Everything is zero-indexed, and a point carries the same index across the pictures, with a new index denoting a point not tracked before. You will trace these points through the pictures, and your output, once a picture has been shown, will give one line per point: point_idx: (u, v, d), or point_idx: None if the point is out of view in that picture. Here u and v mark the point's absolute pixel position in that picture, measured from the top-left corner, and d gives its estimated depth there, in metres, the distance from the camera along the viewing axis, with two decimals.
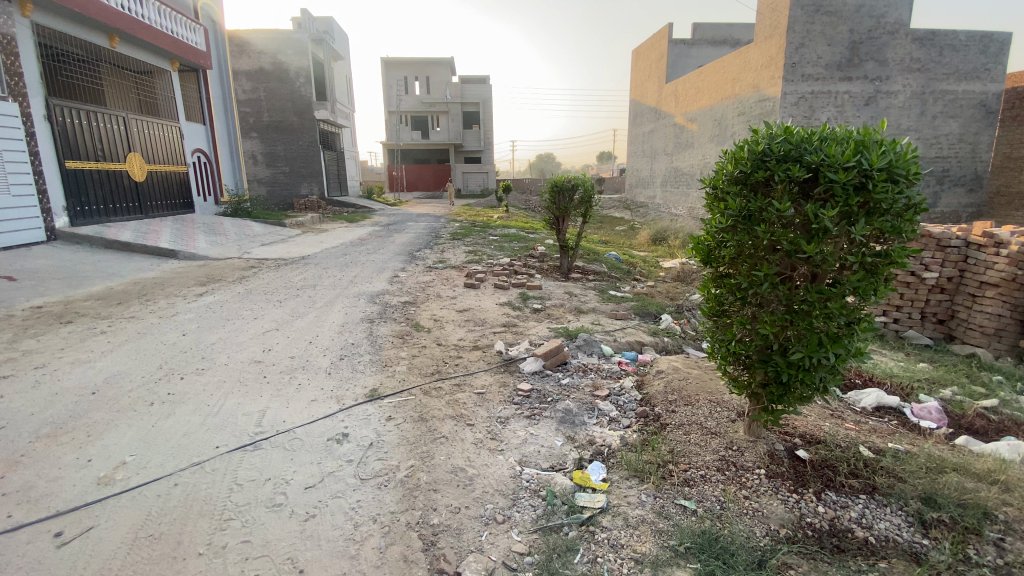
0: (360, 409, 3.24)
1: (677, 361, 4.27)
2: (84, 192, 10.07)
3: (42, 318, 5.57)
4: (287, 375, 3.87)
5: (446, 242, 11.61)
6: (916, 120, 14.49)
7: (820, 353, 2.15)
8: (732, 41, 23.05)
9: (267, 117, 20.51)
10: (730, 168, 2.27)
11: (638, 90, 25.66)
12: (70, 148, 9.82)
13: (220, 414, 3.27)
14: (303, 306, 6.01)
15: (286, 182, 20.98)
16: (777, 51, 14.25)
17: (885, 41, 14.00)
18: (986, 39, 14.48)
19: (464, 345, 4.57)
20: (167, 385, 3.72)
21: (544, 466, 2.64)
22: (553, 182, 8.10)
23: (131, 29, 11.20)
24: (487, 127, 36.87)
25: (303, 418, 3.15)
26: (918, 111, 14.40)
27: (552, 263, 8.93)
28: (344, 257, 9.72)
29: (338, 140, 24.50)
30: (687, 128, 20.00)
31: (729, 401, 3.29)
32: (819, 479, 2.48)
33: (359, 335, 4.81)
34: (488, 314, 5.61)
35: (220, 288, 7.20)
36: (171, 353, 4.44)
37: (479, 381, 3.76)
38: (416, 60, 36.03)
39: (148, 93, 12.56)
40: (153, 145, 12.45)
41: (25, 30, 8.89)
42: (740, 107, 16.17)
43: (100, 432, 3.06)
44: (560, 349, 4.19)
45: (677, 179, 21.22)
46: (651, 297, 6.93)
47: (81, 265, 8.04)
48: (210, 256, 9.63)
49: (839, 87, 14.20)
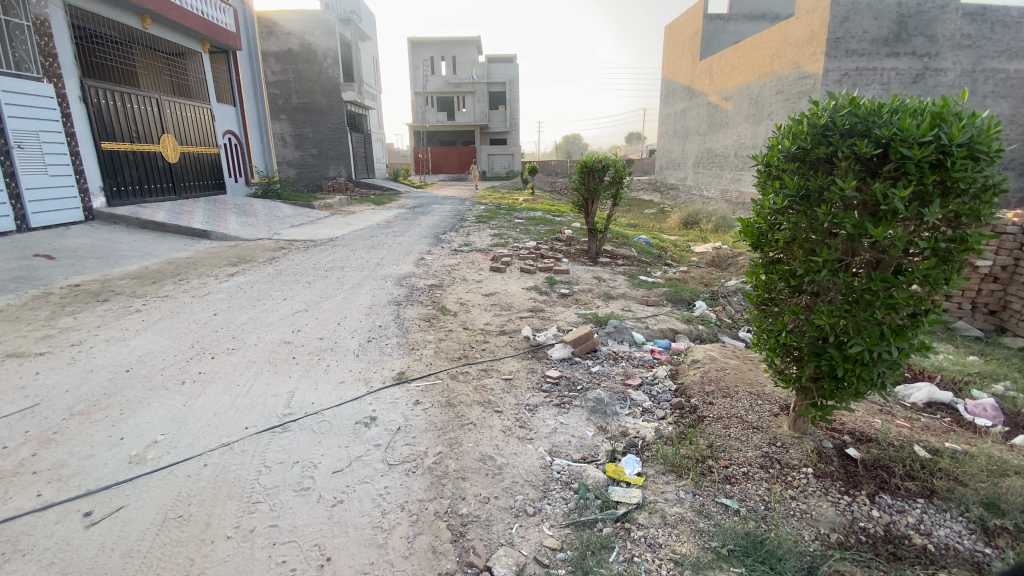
0: (388, 392, 3.20)
1: (714, 350, 4.11)
2: (120, 173, 10.30)
3: (80, 296, 5.72)
4: (315, 357, 3.86)
5: (472, 224, 11.53)
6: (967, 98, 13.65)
7: (881, 347, 1.97)
8: (771, 16, 22.00)
9: (295, 99, 20.63)
10: (786, 144, 2.09)
11: (670, 68, 24.81)
12: (105, 130, 10.03)
13: (249, 394, 3.28)
14: (330, 287, 6.02)
15: (314, 164, 21.16)
16: (819, 25, 13.47)
17: (935, 16, 13.19)
18: None
19: (491, 330, 4.48)
20: (198, 364, 3.76)
21: (576, 457, 2.54)
22: (583, 162, 7.87)
23: (162, 10, 11.30)
24: (513, 107, 36.37)
25: (331, 400, 3.13)
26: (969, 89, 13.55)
27: (579, 247, 8.76)
28: (371, 238, 9.74)
29: (365, 122, 24.51)
30: (721, 107, 19.26)
31: (772, 394, 3.13)
32: (872, 480, 2.32)
33: (385, 317, 4.78)
34: (515, 298, 5.51)
35: (250, 268, 7.28)
36: (202, 332, 4.50)
37: (507, 366, 3.68)
38: (442, 40, 35.67)
39: (180, 74, 12.72)
40: (185, 126, 12.65)
41: (58, 12, 9.03)
42: (778, 85, 15.43)
43: (132, 410, 3.11)
44: (590, 335, 4.06)
45: (709, 161, 20.56)
46: (684, 283, 6.73)
47: (118, 245, 8.25)
48: (241, 237, 9.78)
49: (885, 64, 13.43)
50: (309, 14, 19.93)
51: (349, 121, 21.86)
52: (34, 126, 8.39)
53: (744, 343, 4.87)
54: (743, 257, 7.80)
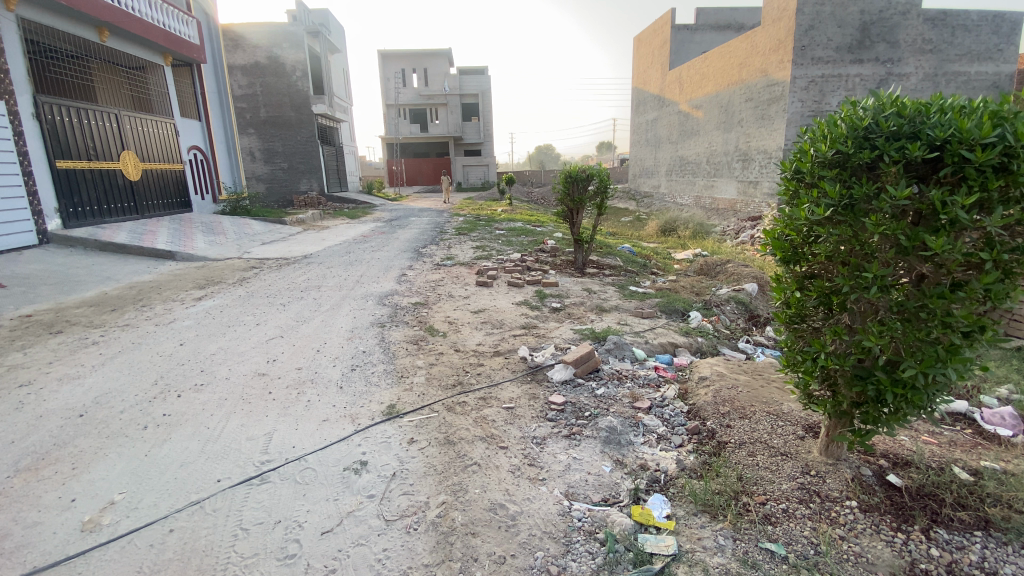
0: (378, 430, 2.88)
1: (720, 365, 3.91)
2: (77, 192, 9.69)
3: (30, 328, 5.21)
4: (294, 391, 3.50)
5: (452, 237, 11.24)
6: None
7: (938, 369, 1.79)
8: (736, 26, 22.49)
9: (264, 113, 20.07)
10: (823, 149, 1.92)
11: (640, 78, 25.11)
12: (61, 148, 9.43)
13: (221, 439, 2.92)
14: (308, 310, 5.64)
15: (285, 178, 20.56)
16: (786, 34, 13.73)
17: (896, 22, 13.62)
18: (998, 19, 14.22)
19: (485, 352, 4.20)
20: (163, 405, 3.37)
21: (597, 499, 2.30)
22: (567, 171, 7.68)
23: (123, 22, 10.78)
24: (487, 118, 36.34)
25: (315, 443, 2.80)
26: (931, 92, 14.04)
27: (565, 258, 8.55)
28: (348, 255, 9.37)
29: (337, 135, 24.03)
30: (693, 115, 19.48)
31: (792, 414, 2.95)
32: (922, 512, 2.14)
33: (370, 342, 4.44)
34: (506, 315, 5.24)
35: (220, 291, 6.84)
36: (167, 366, 4.08)
37: (506, 393, 3.40)
38: (413, 53, 35.48)
39: (141, 89, 12.14)
40: (148, 142, 12.06)
41: (9, 25, 8.48)
42: (748, 93, 15.67)
43: (87, 463, 2.71)
44: (591, 354, 3.81)
45: (682, 168, 20.77)
46: (676, 292, 6.58)
47: (74, 270, 7.68)
48: (209, 257, 9.28)
49: (850, 70, 13.80)
50: (276, 26, 19.48)
51: (320, 135, 21.35)
52: None
53: (746, 354, 4.71)
54: (731, 264, 7.68)
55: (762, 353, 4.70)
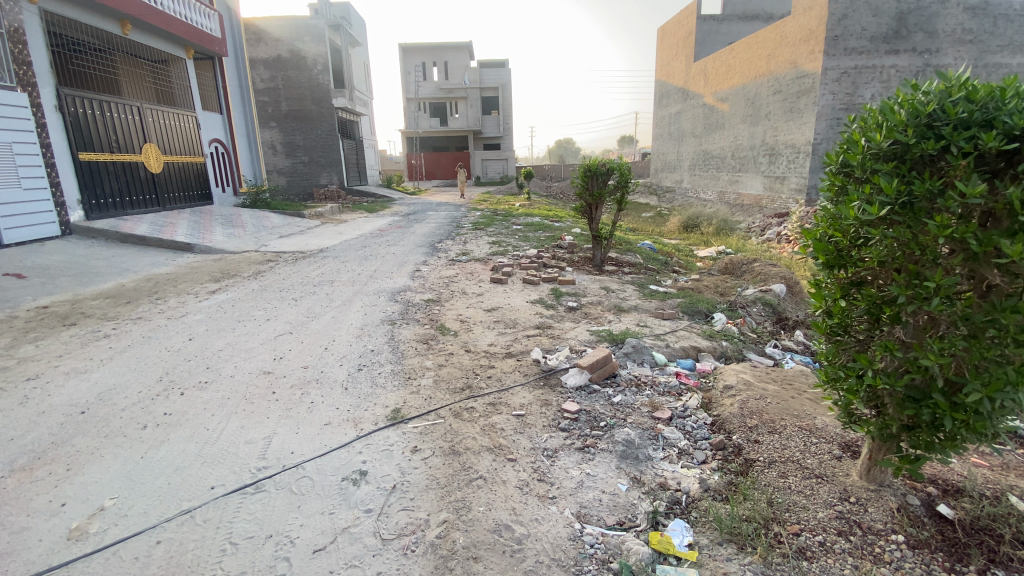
0: (380, 437, 2.74)
1: (746, 372, 3.68)
2: (99, 184, 9.80)
3: (45, 320, 5.22)
4: (298, 392, 3.38)
5: (468, 232, 11.11)
6: None
7: (1009, 394, 1.56)
8: (765, 16, 21.78)
9: (286, 106, 20.18)
10: (877, 138, 1.69)
11: (663, 71, 24.56)
12: (84, 140, 9.53)
13: (219, 442, 2.81)
14: (319, 305, 5.55)
15: (305, 171, 20.68)
16: (817, 23, 13.16)
17: (934, 11, 12.98)
18: None
19: (497, 353, 4.02)
20: (164, 404, 3.28)
21: (611, 522, 2.12)
22: (586, 165, 7.43)
23: (145, 15, 10.84)
24: (507, 112, 36.08)
25: (314, 449, 2.66)
26: None
27: (583, 254, 8.33)
28: (363, 249, 9.29)
29: (357, 129, 24.07)
30: (717, 108, 18.93)
31: (827, 430, 2.73)
32: (980, 551, 1.91)
33: (379, 340, 4.30)
34: (519, 314, 5.06)
35: (234, 284, 6.81)
36: (173, 362, 4.00)
37: (517, 398, 3.22)
38: (434, 46, 35.38)
39: (164, 82, 12.24)
40: (170, 135, 12.17)
41: (33, 18, 8.56)
42: (775, 85, 15.12)
43: (82, 464, 2.63)
44: (608, 359, 3.61)
45: (705, 162, 20.25)
46: (698, 292, 6.32)
47: (94, 261, 7.74)
48: (227, 249, 9.31)
49: (884, 61, 13.20)
50: (297, 20, 19.51)
51: (340, 128, 21.39)
52: (6, 137, 7.88)
53: (774, 360, 4.45)
54: (757, 262, 7.36)
55: (791, 359, 4.44)
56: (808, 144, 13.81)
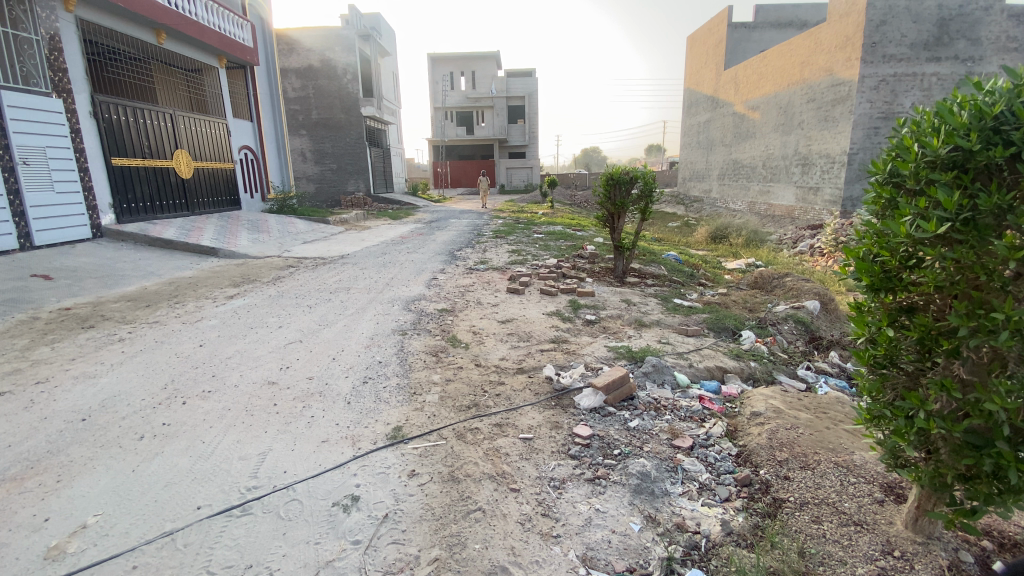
0: (377, 458, 2.59)
1: (775, 399, 3.40)
2: (130, 188, 10.05)
3: (65, 322, 5.28)
4: (299, 405, 3.26)
5: (489, 240, 10.98)
6: None
7: None
8: (799, 23, 21.17)
9: (315, 114, 20.57)
10: (934, 144, 1.46)
11: (692, 80, 24.15)
12: (116, 145, 9.80)
13: (211, 457, 2.71)
14: (332, 313, 5.47)
15: (333, 178, 21.00)
16: (854, 30, 12.69)
17: (978, 18, 12.36)
18: None
19: (508, 368, 3.84)
20: (163, 414, 3.21)
21: (620, 568, 1.92)
22: (609, 174, 7.21)
23: (179, 25, 11.13)
24: (533, 121, 36.08)
25: (308, 469, 2.53)
26: None
27: (604, 265, 8.10)
28: (383, 256, 9.26)
29: (384, 137, 24.36)
30: (748, 117, 18.46)
31: (866, 468, 2.49)
32: None
33: (388, 351, 4.17)
34: (535, 327, 4.87)
35: (253, 289, 6.81)
36: (181, 369, 3.95)
37: (525, 420, 3.02)
38: (462, 56, 35.71)
39: (196, 89, 12.55)
40: (200, 142, 12.46)
41: (69, 26, 8.85)
42: (809, 93, 14.61)
43: (72, 476, 2.55)
44: (625, 379, 3.39)
45: (735, 172, 19.75)
46: (725, 307, 6.02)
47: (121, 264, 7.89)
48: (250, 254, 9.41)
49: (925, 69, 12.60)
50: (328, 30, 19.90)
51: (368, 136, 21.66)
52: (41, 142, 8.12)
53: (806, 385, 4.15)
54: (789, 277, 6.99)
55: (825, 384, 4.14)
56: (843, 154, 13.27)
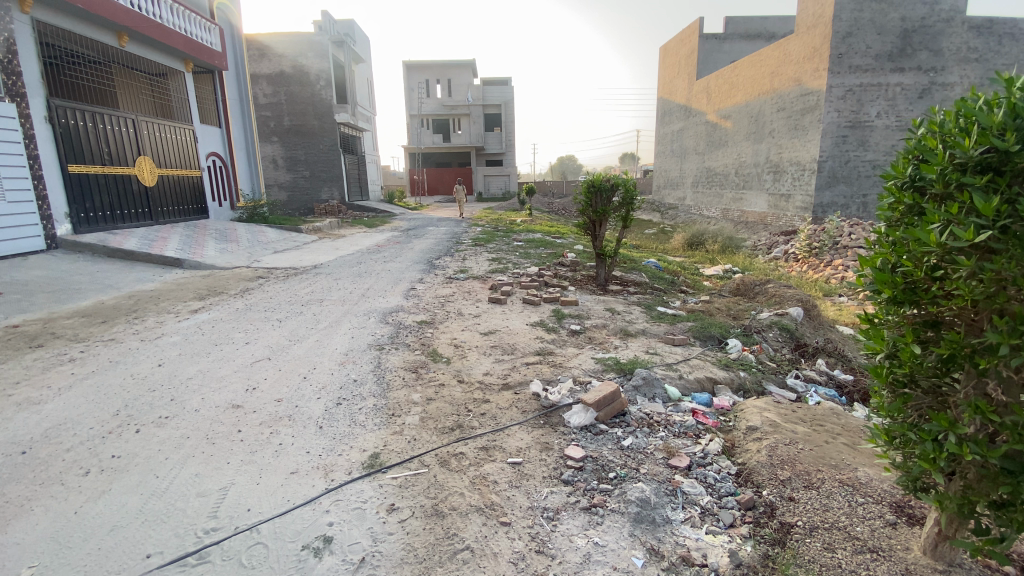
0: (352, 491, 2.36)
1: (770, 411, 3.28)
2: (88, 197, 9.53)
3: (11, 341, 4.86)
4: (266, 431, 2.99)
5: (468, 248, 10.77)
6: None
7: None
8: (767, 35, 21.68)
9: (288, 121, 20.09)
10: (966, 146, 1.34)
11: (666, 89, 24.49)
12: (74, 152, 9.29)
13: (166, 494, 2.44)
14: (304, 327, 5.17)
15: (306, 186, 20.50)
16: (822, 42, 13.01)
17: (940, 30, 12.77)
18: None
19: (492, 385, 3.64)
20: (114, 444, 2.90)
21: None
22: (590, 181, 7.10)
23: (143, 28, 10.67)
24: (509, 128, 36.09)
25: (274, 506, 2.29)
26: None
27: (586, 273, 7.99)
28: (358, 265, 8.96)
29: (359, 144, 23.96)
30: (720, 126, 18.74)
31: (872, 486, 2.37)
32: None
33: (363, 368, 3.92)
34: (519, 339, 4.68)
35: (219, 303, 6.45)
36: (136, 393, 3.62)
37: (513, 441, 2.83)
38: (437, 63, 35.55)
39: (161, 94, 12.05)
40: (165, 148, 11.95)
41: (24, 28, 8.37)
42: (779, 103, 14.90)
43: (4, 521, 2.25)
44: (616, 395, 3.22)
45: (708, 179, 20.03)
46: (709, 315, 5.94)
47: (77, 277, 7.41)
48: (217, 265, 9.00)
49: (890, 80, 12.96)
50: (300, 36, 19.50)
51: (342, 143, 21.26)
52: None
53: (797, 395, 4.06)
54: (771, 284, 6.98)
55: (816, 394, 4.06)
56: (814, 162, 13.54)
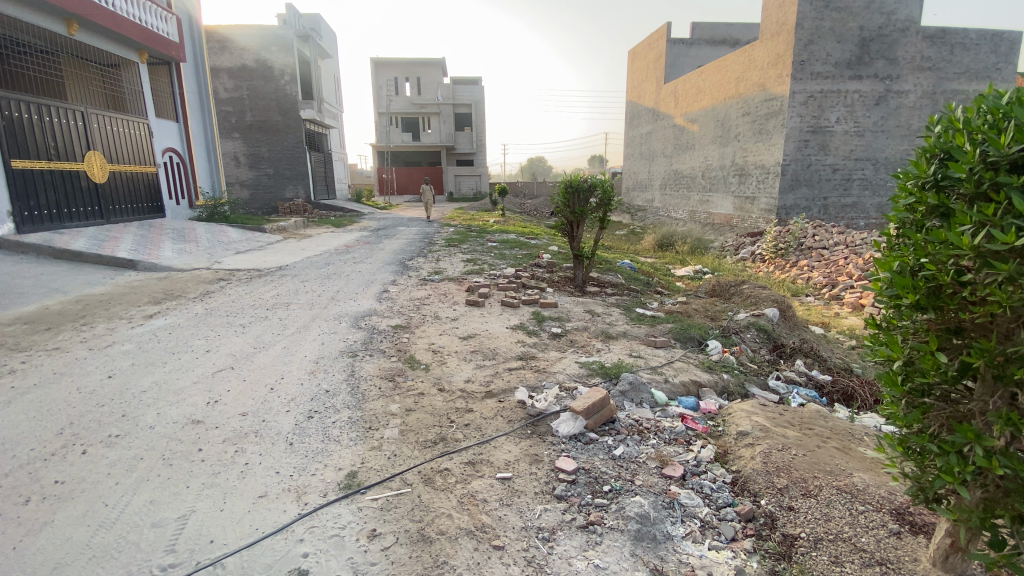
0: (329, 515, 2.17)
1: (759, 415, 3.23)
2: (32, 193, 8.87)
3: None
4: (230, 450, 2.74)
5: (441, 249, 10.54)
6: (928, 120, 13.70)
7: None
8: (732, 41, 22.14)
9: (250, 117, 19.33)
10: (1003, 144, 1.32)
11: (635, 92, 24.77)
12: (16, 146, 8.64)
13: (116, 525, 2.18)
14: (270, 333, 4.87)
15: (270, 184, 19.77)
16: (785, 48, 13.37)
17: (895, 39, 13.28)
18: (996, 38, 13.83)
19: (475, 393, 3.47)
20: (56, 468, 2.59)
21: None
22: (567, 181, 7.00)
23: (94, 15, 9.98)
24: (480, 128, 35.84)
25: (242, 535, 2.07)
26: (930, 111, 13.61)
27: (563, 275, 7.89)
28: (327, 267, 8.61)
29: (325, 142, 23.28)
30: (688, 129, 19.05)
31: (870, 493, 2.33)
32: None
33: (336, 377, 3.69)
34: (499, 343, 4.52)
35: (177, 307, 6.05)
36: (83, 408, 3.28)
37: (501, 455, 2.68)
38: (406, 61, 34.98)
39: (113, 86, 11.34)
40: (118, 143, 11.26)
41: None
42: (745, 107, 15.23)
43: None
44: (605, 402, 3.10)
45: (676, 182, 20.33)
46: (688, 316, 5.93)
47: (18, 279, 6.85)
48: (174, 266, 8.49)
49: (849, 86, 13.40)
50: (262, 29, 18.80)
51: (307, 140, 20.60)
52: None
53: (779, 397, 4.04)
54: (746, 284, 7.04)
55: (797, 395, 4.06)
56: (778, 165, 13.89)
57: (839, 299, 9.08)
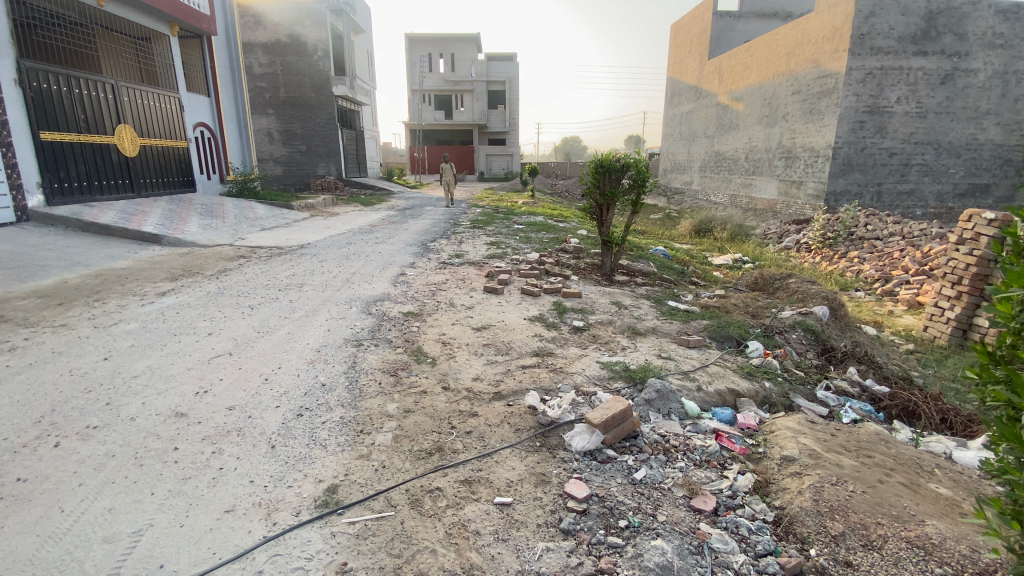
0: (296, 541, 1.89)
1: (806, 436, 2.77)
2: (63, 166, 8.94)
3: None
4: (207, 450, 2.49)
5: (465, 230, 10.20)
6: (997, 103, 12.44)
7: None
8: (783, 14, 20.66)
9: (282, 93, 19.27)
10: None
11: (675, 69, 23.54)
12: (47, 118, 8.68)
13: (65, 538, 1.95)
14: (277, 317, 4.65)
15: (301, 161, 19.77)
16: (843, 21, 12.24)
17: (966, 12, 12.01)
18: None
19: (483, 394, 3.14)
20: (21, 464, 2.39)
21: None
22: (598, 160, 6.49)
23: None
24: (513, 107, 35.09)
25: (196, 562, 1.81)
26: (1000, 92, 12.34)
27: (590, 261, 7.44)
28: (347, 246, 8.40)
29: (357, 119, 23.11)
30: (731, 108, 17.95)
31: (948, 550, 1.91)
32: None
33: (335, 370, 3.41)
34: (515, 336, 4.15)
35: (191, 285, 5.93)
36: (69, 394, 3.11)
37: (502, 472, 2.34)
38: (440, 37, 34.30)
39: (144, 59, 11.33)
40: (149, 116, 11.30)
41: None
42: (795, 85, 14.14)
43: None
44: (627, 413, 2.70)
45: (717, 164, 19.30)
46: (725, 312, 5.42)
47: (45, 252, 6.88)
48: (198, 242, 8.45)
49: (912, 63, 12.18)
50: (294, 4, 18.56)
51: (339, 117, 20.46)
52: None
53: (828, 410, 3.57)
54: (793, 278, 6.42)
55: (850, 411, 3.55)
56: (828, 147, 12.86)
57: (892, 295, 8.32)
